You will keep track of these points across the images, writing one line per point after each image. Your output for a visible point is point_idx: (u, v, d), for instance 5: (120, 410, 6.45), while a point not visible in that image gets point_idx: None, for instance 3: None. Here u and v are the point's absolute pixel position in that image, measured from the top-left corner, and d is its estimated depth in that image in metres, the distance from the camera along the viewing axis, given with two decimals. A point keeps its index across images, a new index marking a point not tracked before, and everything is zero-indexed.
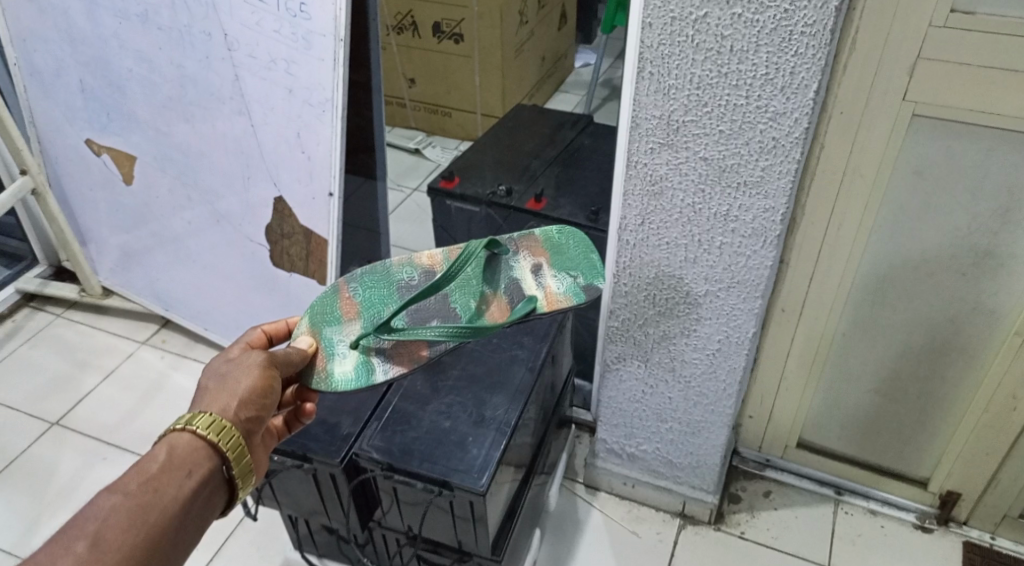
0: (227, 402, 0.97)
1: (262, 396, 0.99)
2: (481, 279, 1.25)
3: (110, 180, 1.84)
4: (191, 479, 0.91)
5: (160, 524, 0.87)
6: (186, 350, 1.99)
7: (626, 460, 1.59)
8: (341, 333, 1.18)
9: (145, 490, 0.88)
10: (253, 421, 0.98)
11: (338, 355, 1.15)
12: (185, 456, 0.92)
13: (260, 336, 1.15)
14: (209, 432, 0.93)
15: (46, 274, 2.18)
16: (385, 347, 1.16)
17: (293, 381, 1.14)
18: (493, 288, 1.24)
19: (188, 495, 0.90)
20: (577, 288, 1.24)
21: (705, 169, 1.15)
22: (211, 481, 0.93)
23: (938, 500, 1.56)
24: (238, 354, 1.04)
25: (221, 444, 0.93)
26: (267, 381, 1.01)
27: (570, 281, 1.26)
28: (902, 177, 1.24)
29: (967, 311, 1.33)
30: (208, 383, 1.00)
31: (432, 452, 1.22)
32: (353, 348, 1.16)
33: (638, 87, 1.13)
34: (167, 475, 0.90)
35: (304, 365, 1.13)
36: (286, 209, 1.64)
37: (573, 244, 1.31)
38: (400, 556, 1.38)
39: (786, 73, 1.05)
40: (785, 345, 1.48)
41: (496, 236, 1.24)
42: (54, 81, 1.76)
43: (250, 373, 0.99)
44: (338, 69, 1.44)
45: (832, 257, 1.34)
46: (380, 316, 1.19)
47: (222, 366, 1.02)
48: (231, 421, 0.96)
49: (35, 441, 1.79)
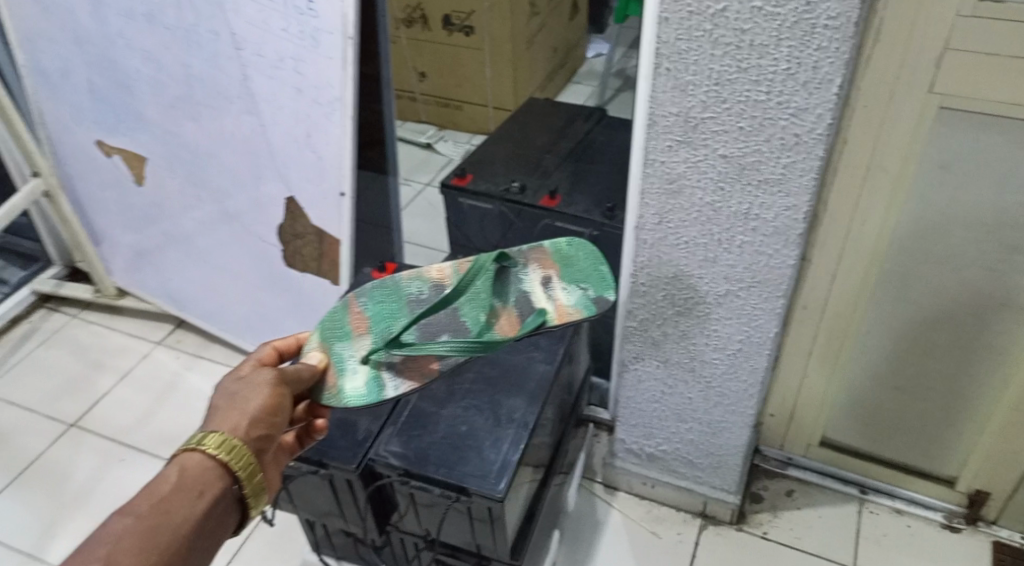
0: (237, 421, 0.94)
1: (272, 413, 0.97)
2: (490, 293, 1.22)
3: (121, 181, 1.83)
4: (202, 499, 0.89)
5: (172, 547, 0.86)
6: (201, 350, 1.98)
7: (645, 460, 1.57)
8: (351, 349, 1.16)
9: (156, 512, 0.87)
10: (264, 440, 0.96)
11: (348, 372, 1.14)
12: (195, 477, 0.90)
13: (270, 353, 1.12)
14: (219, 452, 0.92)
15: (61, 275, 2.17)
16: (395, 362, 1.15)
17: (303, 397, 1.12)
18: (503, 301, 1.22)
19: (200, 516, 0.89)
20: (587, 300, 1.23)
21: (725, 166, 1.12)
22: (223, 500, 0.91)
23: (966, 499, 1.53)
24: (247, 372, 1.02)
25: (231, 463, 0.92)
26: (276, 398, 0.98)
27: (580, 292, 1.24)
28: (928, 170, 1.20)
29: (995, 307, 1.29)
30: (218, 403, 0.97)
31: (449, 457, 1.20)
32: (363, 364, 1.14)
33: (655, 84, 1.10)
34: (179, 496, 0.88)
35: (314, 382, 1.11)
36: (297, 209, 1.62)
37: (584, 256, 1.27)
38: (418, 560, 1.36)
39: (809, 67, 1.01)
40: (807, 342, 1.45)
41: (505, 249, 1.22)
42: (64, 82, 1.75)
43: (261, 391, 0.97)
44: (347, 67, 1.42)
45: (855, 253, 1.31)
46: (390, 332, 1.18)
47: (233, 383, 0.99)
48: (242, 440, 0.93)
49: (52, 443, 1.78)
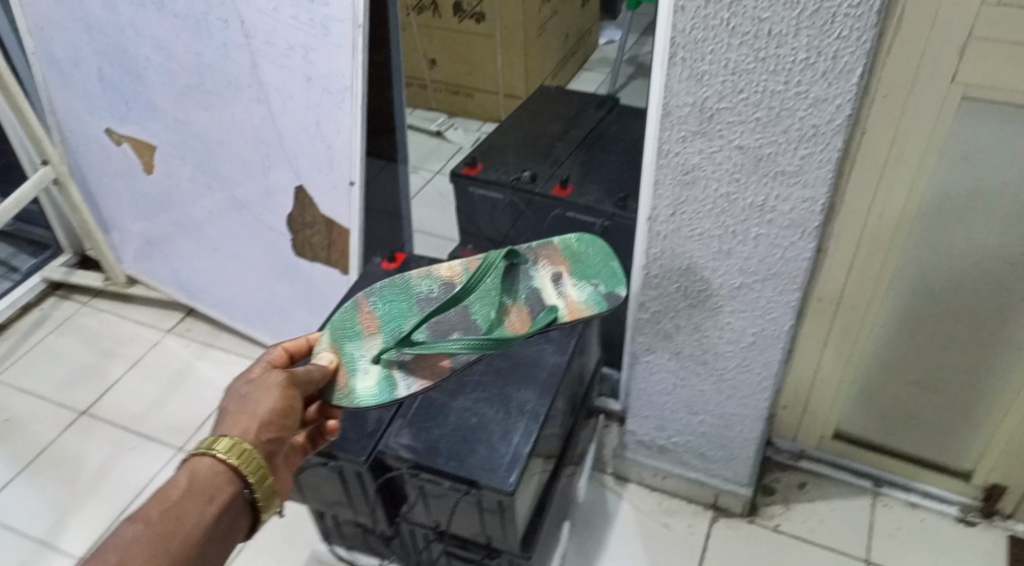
0: (248, 424, 0.94)
1: (282, 416, 0.96)
2: (500, 290, 1.21)
3: (131, 170, 1.82)
4: (213, 504, 0.89)
5: (182, 552, 0.86)
6: (211, 339, 1.97)
7: (656, 452, 1.56)
8: (363, 349, 1.16)
9: (167, 518, 0.86)
10: (274, 443, 0.95)
11: (360, 372, 1.13)
12: (206, 481, 0.90)
13: (280, 354, 1.10)
14: (230, 457, 0.91)
15: (71, 263, 2.17)
16: (407, 361, 1.15)
17: (314, 398, 1.11)
18: (512, 298, 1.22)
19: (211, 521, 0.88)
20: (597, 296, 1.21)
21: (741, 158, 1.10)
22: (233, 504, 0.91)
23: (982, 493, 1.51)
24: (258, 374, 1.01)
25: (242, 468, 0.91)
26: (287, 401, 0.98)
27: (591, 288, 1.22)
28: (949, 161, 1.18)
29: (1015, 301, 1.27)
30: (228, 406, 0.97)
31: (459, 450, 1.19)
32: (375, 363, 1.14)
33: (670, 73, 1.08)
34: (189, 501, 0.88)
35: (325, 383, 1.10)
36: (307, 198, 1.61)
37: (594, 253, 1.26)
38: (428, 552, 1.36)
39: (829, 57, 0.99)
40: (821, 335, 1.43)
41: (514, 246, 1.21)
42: (73, 70, 1.74)
43: (271, 394, 0.97)
44: (357, 56, 1.40)
45: (873, 245, 1.29)
46: (401, 331, 1.17)
47: (243, 387, 0.99)
48: (253, 444, 0.93)
49: (63, 431, 1.79)
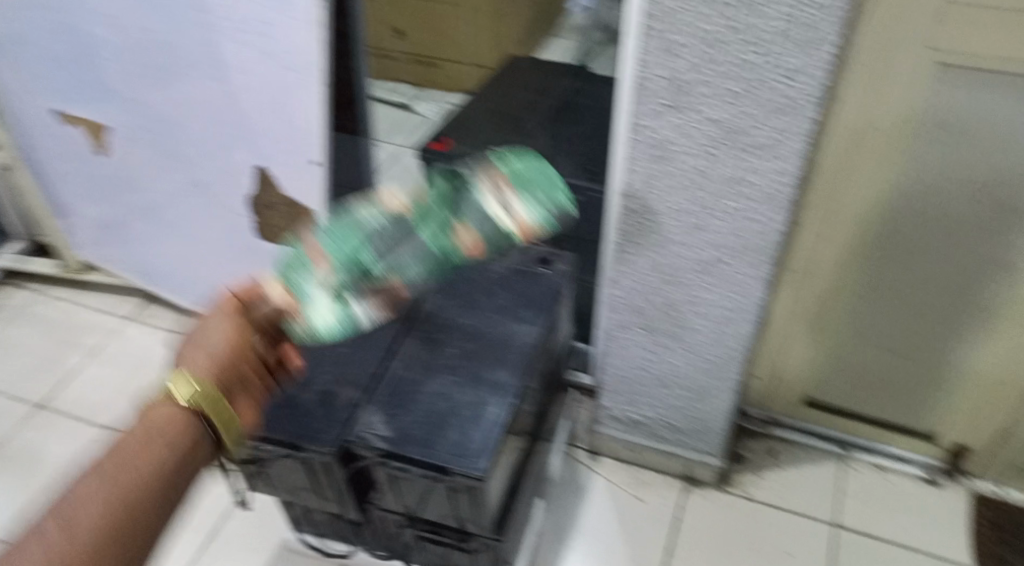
0: (200, 362, 0.97)
1: (235, 351, 1.00)
2: (447, 207, 1.06)
3: (83, 152, 1.76)
4: (168, 446, 0.93)
5: (140, 497, 0.90)
6: (174, 325, 1.93)
7: (630, 426, 1.55)
8: (311, 277, 1.01)
9: (123, 465, 0.90)
10: (228, 379, 0.99)
11: (312, 303, 1.00)
12: (161, 424, 0.94)
13: (230, 300, 1.02)
14: (190, 399, 0.95)
15: (25, 249, 2.10)
16: (364, 290, 1.01)
17: (267, 332, 1.04)
18: (464, 217, 1.05)
19: (169, 463, 0.92)
20: (545, 213, 1.09)
21: (714, 131, 1.08)
22: (194, 443, 0.95)
23: (948, 452, 1.54)
24: (209, 313, 1.04)
25: (197, 404, 0.96)
26: (239, 336, 1.01)
27: (539, 203, 1.10)
28: (922, 129, 1.17)
29: (984, 267, 1.27)
30: (184, 348, 1.01)
31: (429, 437, 1.17)
32: (325, 293, 1.00)
33: (642, 45, 1.04)
34: (144, 446, 0.92)
35: (277, 316, 1.02)
36: (267, 179, 1.57)
37: (538, 176, 1.14)
38: (400, 537, 1.34)
39: (804, 26, 0.97)
40: (794, 304, 1.42)
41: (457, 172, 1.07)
42: (15, 49, 1.66)
43: (220, 328, 1.00)
44: (314, 31, 1.35)
45: (845, 214, 1.28)
46: (349, 258, 1.00)
47: (196, 329, 1.02)
48: (205, 380, 0.96)
49: (23, 423, 1.74)
